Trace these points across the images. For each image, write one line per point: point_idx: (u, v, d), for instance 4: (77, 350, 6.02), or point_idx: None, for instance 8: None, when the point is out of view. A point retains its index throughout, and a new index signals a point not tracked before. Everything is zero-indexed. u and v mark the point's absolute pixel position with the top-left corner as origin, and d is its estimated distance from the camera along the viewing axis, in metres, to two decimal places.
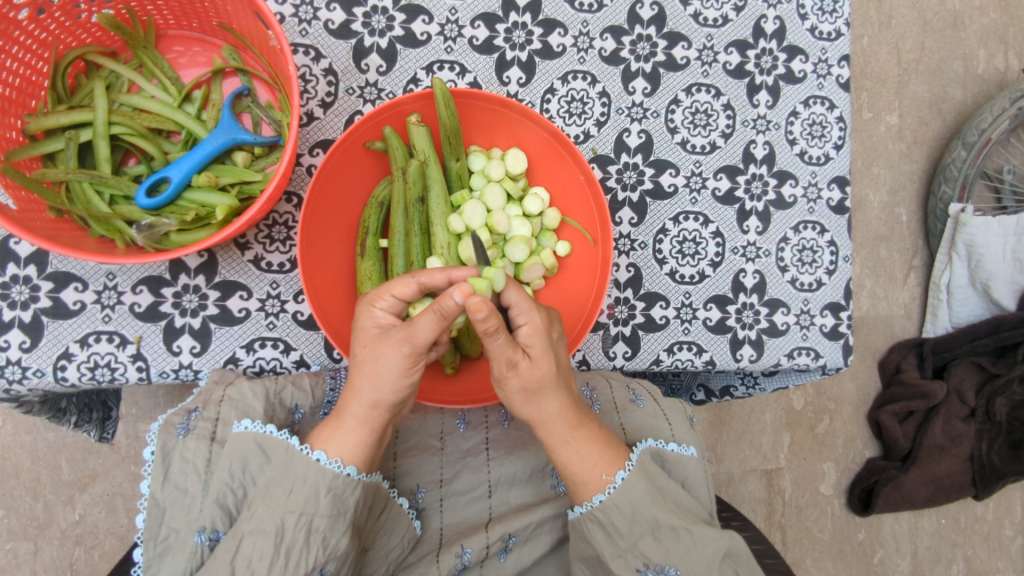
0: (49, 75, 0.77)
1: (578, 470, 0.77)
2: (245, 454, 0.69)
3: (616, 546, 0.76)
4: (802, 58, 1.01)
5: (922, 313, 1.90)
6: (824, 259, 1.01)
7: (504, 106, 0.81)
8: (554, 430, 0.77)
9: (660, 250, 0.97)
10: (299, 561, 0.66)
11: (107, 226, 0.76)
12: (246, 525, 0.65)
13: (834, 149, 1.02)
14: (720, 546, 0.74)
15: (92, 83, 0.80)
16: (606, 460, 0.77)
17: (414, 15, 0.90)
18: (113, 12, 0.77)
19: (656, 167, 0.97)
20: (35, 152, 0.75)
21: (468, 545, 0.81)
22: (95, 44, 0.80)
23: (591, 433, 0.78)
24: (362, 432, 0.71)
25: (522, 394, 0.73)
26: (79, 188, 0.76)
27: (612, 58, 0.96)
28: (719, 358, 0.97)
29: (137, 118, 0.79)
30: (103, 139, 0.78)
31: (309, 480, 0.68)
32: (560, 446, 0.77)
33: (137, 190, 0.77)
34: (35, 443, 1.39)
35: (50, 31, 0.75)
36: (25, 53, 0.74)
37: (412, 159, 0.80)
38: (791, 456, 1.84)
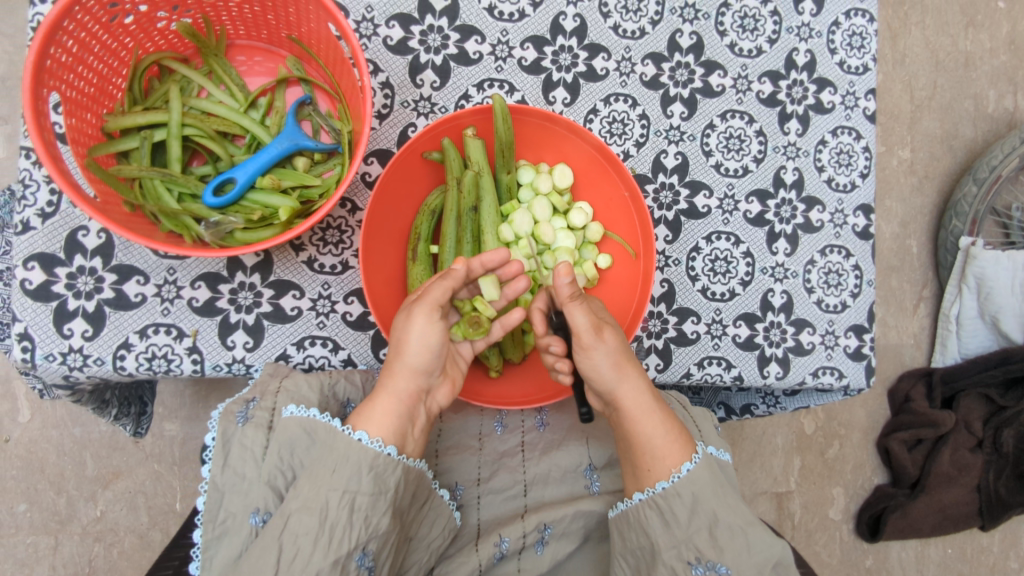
0: (127, 78, 0.82)
1: (659, 446, 0.80)
2: (296, 436, 0.72)
3: (671, 536, 0.78)
4: (831, 90, 1.07)
5: (931, 344, 1.94)
6: (849, 282, 1.05)
7: (553, 122, 0.85)
8: (639, 404, 0.81)
9: (692, 267, 1.01)
10: (343, 538, 0.67)
11: (176, 222, 0.80)
12: (294, 502, 0.67)
13: (859, 177, 1.07)
14: (771, 553, 0.76)
15: (165, 86, 0.84)
16: (676, 438, 0.81)
17: (468, 35, 0.94)
18: (190, 21, 0.82)
19: (691, 188, 1.01)
20: (112, 150, 0.79)
21: (505, 534, 0.84)
22: (169, 50, 0.84)
23: (668, 418, 0.82)
24: (392, 402, 0.74)
25: (612, 371, 0.80)
26: (151, 185, 0.80)
27: (652, 83, 1.01)
28: (747, 374, 1.01)
29: (206, 121, 0.84)
30: (176, 140, 0.82)
31: (354, 456, 0.70)
32: (646, 422, 0.80)
33: (205, 189, 0.81)
34: (62, 438, 1.41)
35: (133, 36, 0.79)
36: (111, 56, 0.78)
37: (467, 170, 0.83)
38: (801, 480, 1.86)
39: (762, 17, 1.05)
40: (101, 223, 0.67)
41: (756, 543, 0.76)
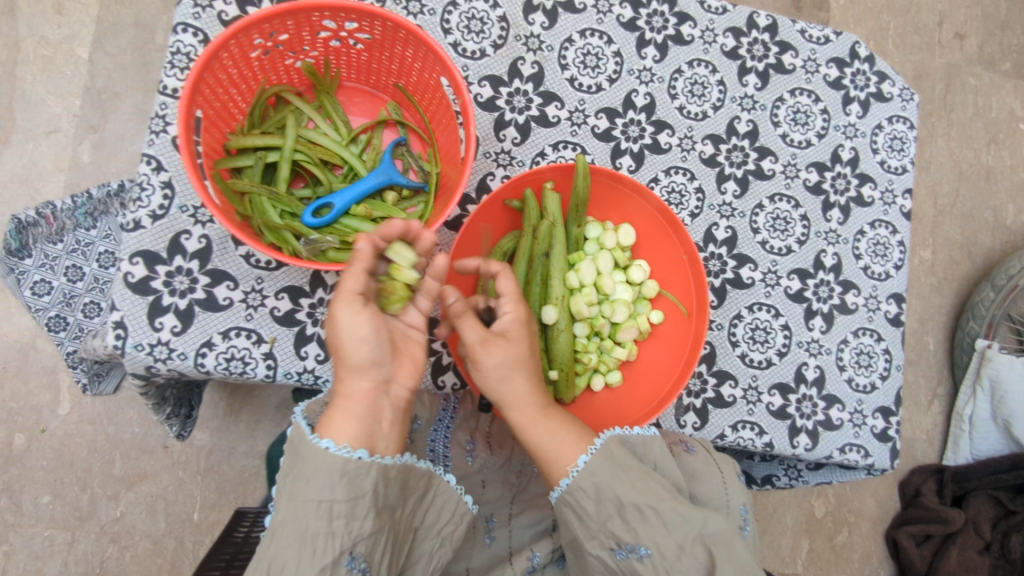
0: (249, 104, 0.89)
1: (552, 448, 0.82)
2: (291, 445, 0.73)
3: (588, 528, 0.80)
4: (871, 186, 1.15)
5: (944, 441, 1.97)
6: (878, 364, 1.12)
7: (621, 184, 0.93)
8: (524, 411, 0.83)
9: (733, 333, 1.07)
10: (328, 551, 0.69)
11: (278, 236, 0.88)
12: (279, 515, 0.69)
13: (893, 268, 1.14)
14: (691, 528, 0.76)
15: (280, 115, 0.93)
16: (576, 435, 0.83)
17: (549, 100, 1.04)
18: (313, 61, 0.91)
19: (737, 260, 1.09)
20: (229, 165, 0.88)
21: (538, 549, 0.91)
22: (288, 83, 0.93)
23: (557, 415, 0.84)
24: (352, 407, 0.75)
25: (498, 371, 0.81)
26: (259, 201, 0.89)
27: (710, 161, 1.10)
28: (777, 442, 1.05)
29: (313, 151, 0.92)
30: (286, 163, 0.91)
31: (332, 466, 0.70)
32: (530, 427, 0.83)
33: (305, 210, 0.89)
34: (96, 435, 1.44)
35: (263, 68, 0.87)
36: (241, 83, 0.86)
37: (543, 219, 0.90)
38: (808, 564, 1.85)
39: (813, 113, 1.15)
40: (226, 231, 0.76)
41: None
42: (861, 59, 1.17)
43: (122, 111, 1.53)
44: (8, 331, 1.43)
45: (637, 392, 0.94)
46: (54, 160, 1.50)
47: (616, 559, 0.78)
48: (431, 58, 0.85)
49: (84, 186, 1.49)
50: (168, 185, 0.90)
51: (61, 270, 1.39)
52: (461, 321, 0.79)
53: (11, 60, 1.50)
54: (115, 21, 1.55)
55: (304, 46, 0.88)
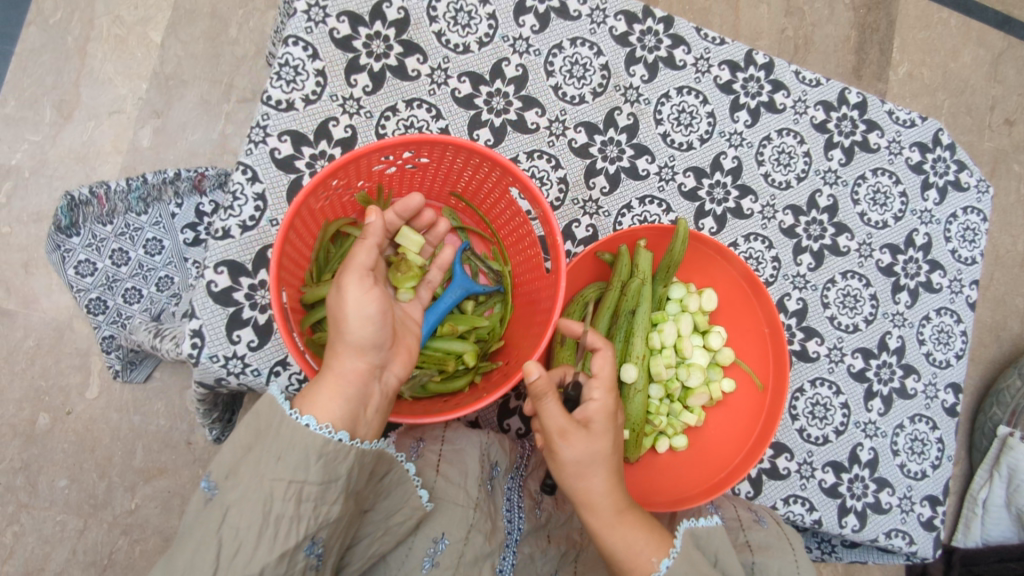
0: (314, 247, 0.84)
1: (628, 552, 0.78)
2: (249, 422, 0.69)
3: None
4: (941, 273, 1.16)
5: (954, 522, 1.97)
6: (931, 452, 1.11)
7: (715, 249, 0.93)
8: (602, 511, 0.79)
9: (794, 406, 1.07)
10: (292, 535, 0.65)
11: None
12: (231, 495, 0.65)
13: (954, 357, 1.14)
14: None
15: (344, 251, 0.88)
16: (653, 544, 0.78)
17: (640, 153, 1.04)
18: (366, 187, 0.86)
19: (805, 332, 1.09)
20: (309, 320, 0.83)
21: None
22: (343, 217, 0.88)
23: (637, 517, 0.79)
24: (335, 384, 0.70)
25: (575, 466, 0.78)
26: None
27: (789, 231, 1.10)
28: (826, 520, 1.04)
29: None
30: None
31: (304, 445, 0.66)
32: (607, 528, 0.78)
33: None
34: (121, 422, 1.41)
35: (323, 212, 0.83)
36: (305, 230, 0.80)
37: (633, 275, 0.90)
38: None
39: (892, 195, 1.16)
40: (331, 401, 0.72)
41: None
42: (943, 145, 1.17)
43: (187, 100, 1.52)
44: (46, 307, 1.41)
45: (703, 459, 0.93)
46: (114, 142, 1.48)
47: None
48: (498, 170, 0.82)
49: (140, 171, 1.48)
50: (260, 197, 0.89)
51: (107, 252, 1.31)
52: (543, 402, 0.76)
53: (83, 37, 1.50)
54: (191, 9, 1.54)
55: (358, 179, 0.83)
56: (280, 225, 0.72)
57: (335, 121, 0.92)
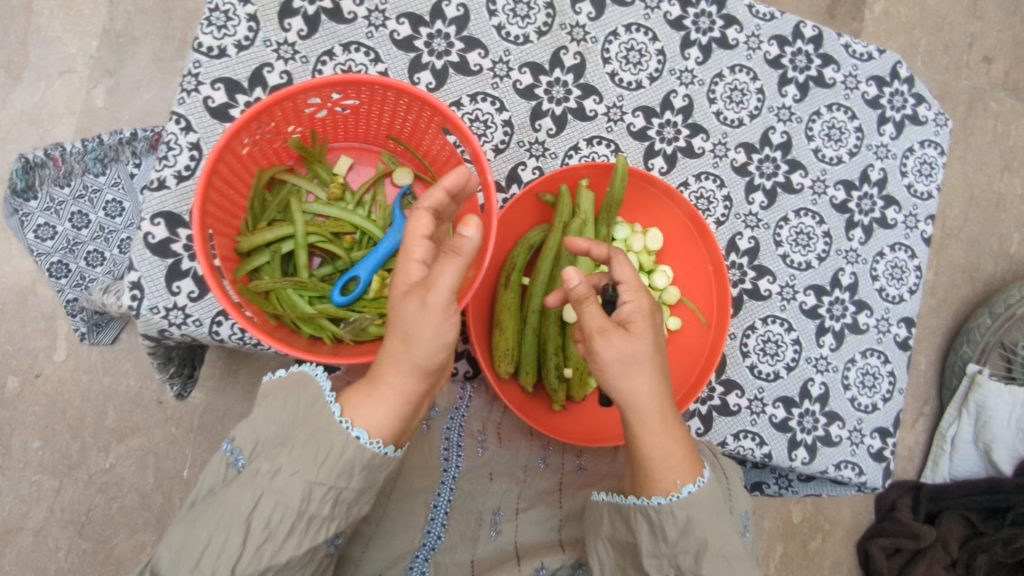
0: (248, 196, 0.84)
1: (659, 465, 0.78)
2: (282, 403, 0.72)
3: (656, 546, 0.78)
4: (896, 208, 1.16)
5: (923, 459, 2.02)
6: (881, 387, 1.14)
7: (659, 189, 0.93)
8: (646, 420, 0.78)
9: (745, 344, 1.08)
10: (321, 528, 0.70)
11: (315, 324, 0.83)
12: (270, 483, 0.68)
13: (908, 292, 1.15)
14: None
15: (280, 199, 0.87)
16: (679, 463, 0.79)
17: (587, 94, 1.02)
18: (300, 133, 0.85)
19: (757, 271, 1.09)
20: (246, 268, 0.82)
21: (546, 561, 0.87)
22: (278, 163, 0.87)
23: (676, 432, 0.80)
24: (393, 401, 0.72)
25: (615, 367, 0.77)
26: (285, 294, 0.83)
27: (741, 169, 1.09)
28: (776, 453, 1.08)
29: (325, 225, 0.87)
30: (303, 249, 0.84)
31: (337, 447, 0.69)
32: (647, 438, 0.79)
33: (334, 288, 0.85)
34: (90, 384, 1.42)
35: (255, 159, 0.83)
36: (235, 176, 0.80)
37: (574, 216, 0.90)
38: (779, 566, 1.90)
39: (848, 130, 1.14)
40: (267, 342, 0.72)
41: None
42: (901, 79, 1.16)
43: (140, 57, 1.49)
44: (8, 273, 1.41)
45: None
46: (67, 102, 1.46)
47: None
48: (427, 108, 0.81)
49: (96, 131, 1.45)
50: (196, 146, 0.88)
51: (66, 216, 1.29)
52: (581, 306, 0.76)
53: None
54: None
55: (288, 124, 0.82)
56: (204, 169, 0.72)
57: (269, 67, 0.90)
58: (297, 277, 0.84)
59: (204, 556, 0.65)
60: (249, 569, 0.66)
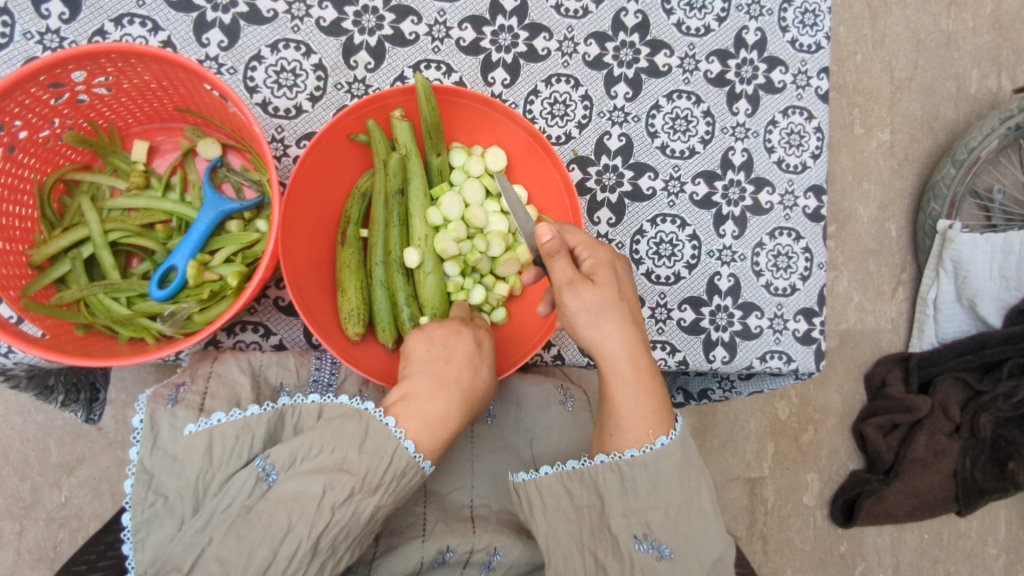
0: (36, 206, 0.78)
1: (628, 414, 0.75)
2: (342, 428, 0.68)
3: (625, 504, 0.74)
4: (782, 69, 1.04)
5: (909, 328, 1.92)
6: (798, 265, 1.04)
7: (486, 105, 0.85)
8: (615, 364, 0.76)
9: (636, 250, 1.00)
10: (365, 540, 0.69)
11: (133, 326, 0.78)
12: (345, 509, 0.65)
13: (811, 158, 1.05)
14: (714, 550, 0.74)
15: (77, 200, 0.81)
16: (654, 416, 0.75)
17: (403, 15, 0.92)
18: (75, 127, 0.78)
19: (635, 170, 1.00)
20: (47, 281, 0.77)
21: (453, 544, 0.84)
22: (68, 163, 0.81)
23: (650, 383, 0.77)
24: (439, 421, 0.72)
25: (584, 317, 0.75)
26: (96, 301, 0.78)
27: (595, 63, 0.99)
28: (692, 358, 1.00)
29: (129, 219, 0.81)
30: (104, 250, 0.79)
31: (400, 467, 0.68)
32: (618, 382, 0.76)
33: (150, 284, 0.79)
34: (25, 426, 1.41)
35: (27, 165, 0.76)
36: (3, 188, 0.74)
37: (394, 152, 0.82)
38: (774, 465, 1.85)
39: None
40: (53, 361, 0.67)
41: (699, 530, 0.73)
42: None
43: None
44: None
45: (524, 328, 0.89)
46: None
47: (634, 548, 0.73)
48: (186, 71, 0.72)
49: None
50: None
51: None
52: (551, 260, 0.74)
53: None
54: None
55: (50, 120, 0.75)
56: None
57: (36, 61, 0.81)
58: (108, 280, 0.79)
59: (268, 573, 0.62)
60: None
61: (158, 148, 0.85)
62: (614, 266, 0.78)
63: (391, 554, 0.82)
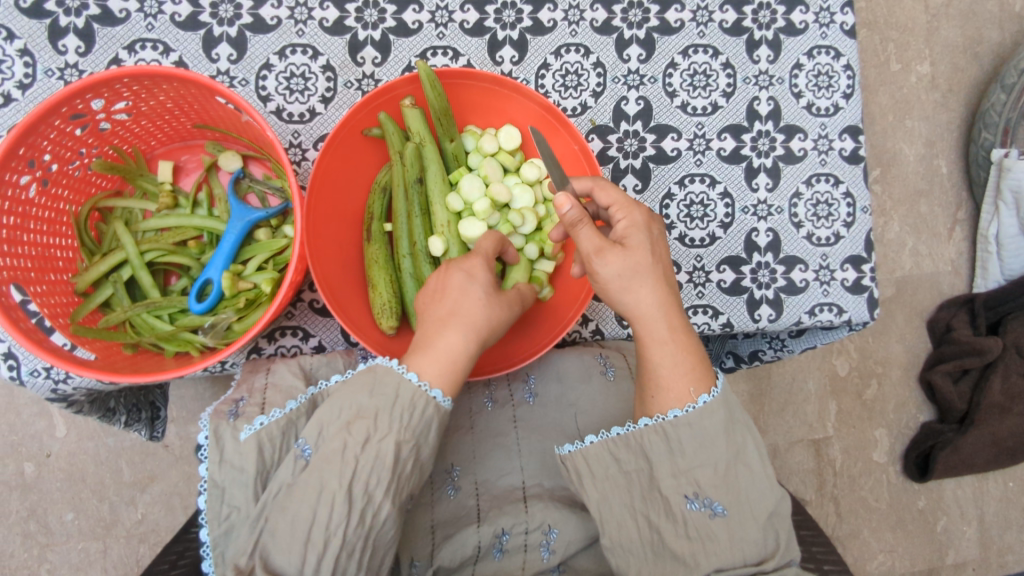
0: (75, 235, 0.81)
1: (667, 374, 0.75)
2: (354, 383, 0.69)
3: (673, 465, 0.72)
4: (802, 9, 0.99)
5: (971, 268, 1.82)
6: (840, 212, 0.99)
7: (494, 83, 0.83)
8: (651, 326, 0.75)
9: (667, 215, 0.97)
10: (405, 487, 0.68)
11: (178, 341, 0.80)
12: (362, 449, 0.66)
13: (842, 98, 1.00)
14: (768, 503, 0.71)
15: (112, 226, 0.83)
16: (696, 373, 0.74)
17: (404, 5, 0.91)
18: (102, 155, 0.81)
19: (656, 133, 0.97)
20: (93, 306, 0.80)
21: (507, 527, 0.85)
22: (100, 191, 0.83)
23: (688, 341, 0.76)
24: (450, 357, 0.71)
25: (617, 283, 0.74)
26: (141, 320, 0.81)
27: (604, 28, 0.96)
28: (736, 320, 0.96)
29: (162, 238, 0.83)
30: (143, 270, 0.82)
31: (411, 400, 0.68)
32: (654, 345, 0.75)
33: (189, 298, 0.82)
34: (98, 449, 1.49)
35: (61, 197, 0.79)
36: (42, 222, 0.76)
37: (409, 142, 0.82)
38: (839, 424, 1.79)
39: None
40: (108, 380, 0.69)
41: (750, 485, 0.71)
42: None
43: None
44: None
45: (559, 303, 0.89)
46: None
47: (686, 509, 0.71)
48: (197, 86, 0.73)
49: None
50: None
51: None
52: (575, 228, 0.73)
53: None
54: None
55: (77, 151, 0.77)
56: None
57: None
58: (150, 299, 0.82)
59: (315, 533, 0.63)
60: (357, 537, 0.64)
61: (181, 167, 0.87)
62: (650, 228, 0.77)
63: (449, 544, 0.84)
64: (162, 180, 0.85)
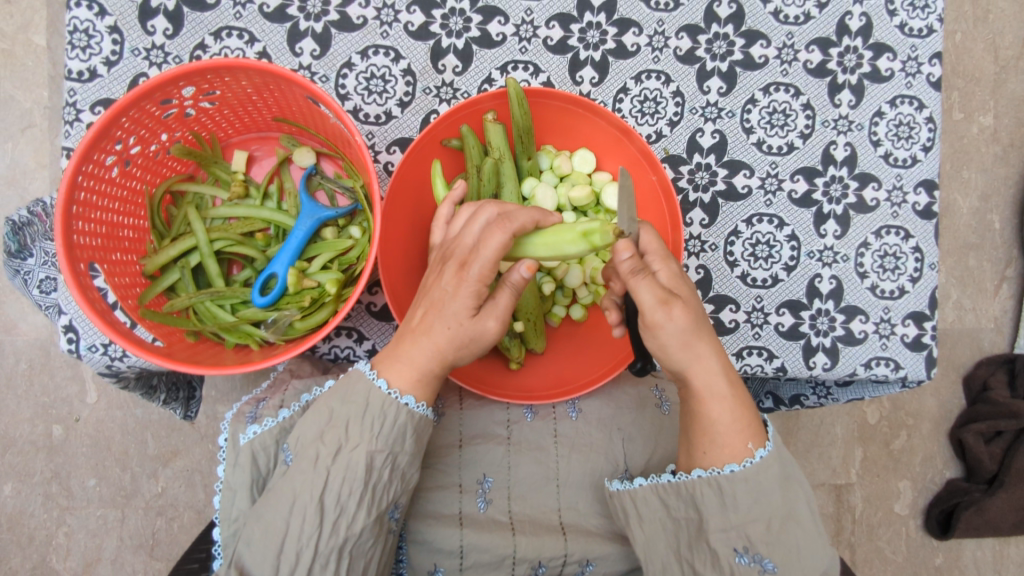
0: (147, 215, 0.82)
1: (722, 429, 0.72)
2: (334, 392, 0.70)
3: (725, 518, 0.72)
4: (889, 56, 0.97)
5: (1015, 328, 1.78)
6: (907, 266, 0.97)
7: (575, 104, 0.83)
8: (709, 380, 0.72)
9: (731, 253, 0.96)
10: (382, 497, 0.69)
11: (239, 333, 0.80)
12: (333, 461, 0.67)
13: (921, 151, 0.98)
14: (820, 562, 0.70)
15: (183, 210, 0.84)
16: (750, 428, 0.72)
17: (490, 16, 0.91)
18: (182, 139, 0.81)
19: (729, 168, 0.96)
20: (159, 289, 0.81)
21: (545, 563, 0.85)
22: (174, 174, 0.84)
23: (744, 398, 0.73)
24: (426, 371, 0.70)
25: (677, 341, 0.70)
26: (204, 308, 0.82)
27: (687, 57, 0.95)
28: (790, 365, 0.95)
29: (231, 228, 0.84)
30: (211, 258, 0.82)
31: (388, 413, 0.69)
32: (712, 400, 0.72)
33: (252, 291, 0.82)
34: (125, 418, 1.49)
35: (137, 178, 0.79)
36: (118, 202, 0.76)
37: (487, 156, 0.82)
38: (862, 472, 1.76)
39: None
40: (171, 367, 0.69)
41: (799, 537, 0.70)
42: None
43: None
44: (26, 331, 1.47)
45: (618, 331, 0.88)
46: (36, 156, 1.46)
47: (735, 562, 0.71)
48: (285, 81, 0.73)
49: None
50: None
51: None
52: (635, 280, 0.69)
53: None
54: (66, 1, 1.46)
55: (160, 134, 0.77)
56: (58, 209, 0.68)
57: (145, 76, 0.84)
58: (214, 288, 0.82)
59: (287, 544, 0.66)
60: (330, 549, 0.66)
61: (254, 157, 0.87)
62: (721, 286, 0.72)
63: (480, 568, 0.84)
64: (236, 168, 0.85)
